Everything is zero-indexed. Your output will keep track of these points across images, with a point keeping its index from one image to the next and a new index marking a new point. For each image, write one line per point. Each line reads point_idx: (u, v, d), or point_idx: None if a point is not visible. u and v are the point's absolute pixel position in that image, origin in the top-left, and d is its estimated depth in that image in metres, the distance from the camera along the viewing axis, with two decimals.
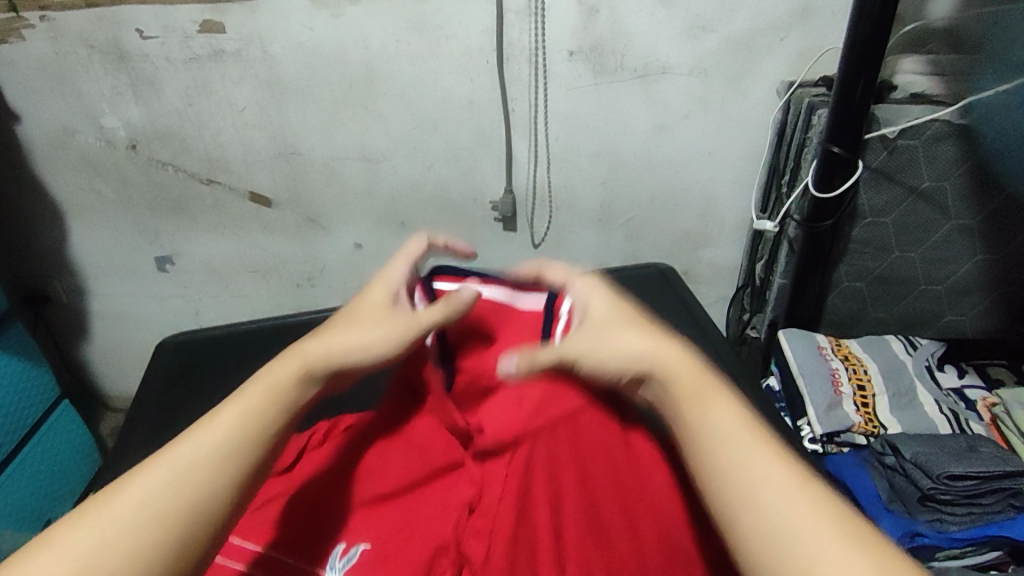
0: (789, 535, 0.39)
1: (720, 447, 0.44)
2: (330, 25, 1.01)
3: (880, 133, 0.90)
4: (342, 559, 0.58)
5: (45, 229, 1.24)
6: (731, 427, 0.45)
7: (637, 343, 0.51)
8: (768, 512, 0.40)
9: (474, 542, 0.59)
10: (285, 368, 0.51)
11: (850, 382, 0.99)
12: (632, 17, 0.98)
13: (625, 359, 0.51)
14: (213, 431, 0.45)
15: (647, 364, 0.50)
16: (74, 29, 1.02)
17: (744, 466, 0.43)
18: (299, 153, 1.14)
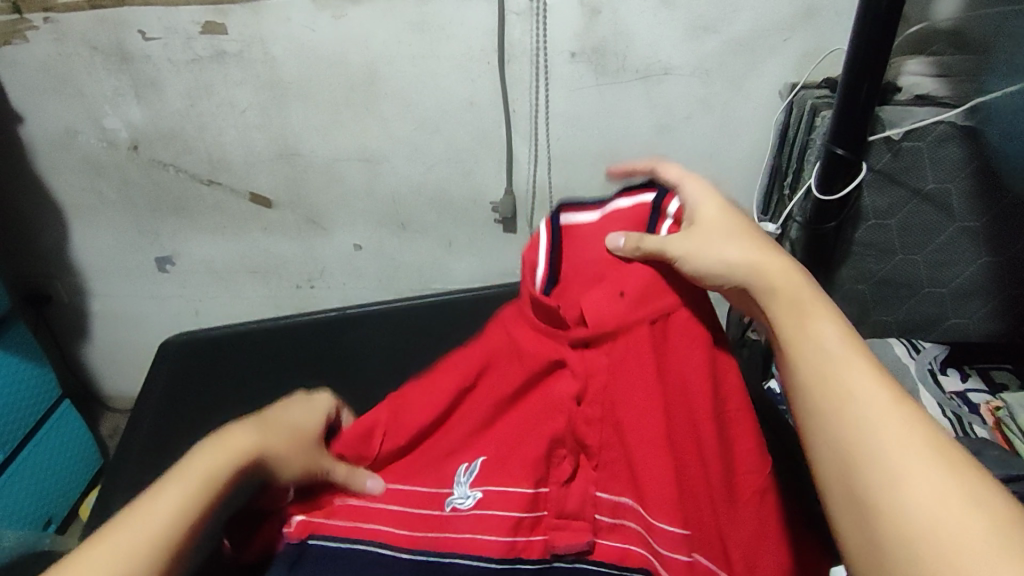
0: (870, 452, 0.43)
1: (822, 365, 0.48)
2: (331, 26, 1.01)
3: (885, 134, 0.90)
4: (466, 473, 0.62)
5: (47, 230, 1.24)
6: (835, 338, 0.49)
7: (742, 254, 0.55)
8: (859, 425, 0.45)
9: (589, 430, 0.60)
10: (221, 461, 0.56)
11: None
12: (634, 18, 0.98)
13: (734, 261, 0.55)
14: (156, 514, 0.51)
15: (747, 271, 0.55)
16: (77, 30, 1.02)
17: (841, 380, 0.47)
18: (300, 155, 1.14)
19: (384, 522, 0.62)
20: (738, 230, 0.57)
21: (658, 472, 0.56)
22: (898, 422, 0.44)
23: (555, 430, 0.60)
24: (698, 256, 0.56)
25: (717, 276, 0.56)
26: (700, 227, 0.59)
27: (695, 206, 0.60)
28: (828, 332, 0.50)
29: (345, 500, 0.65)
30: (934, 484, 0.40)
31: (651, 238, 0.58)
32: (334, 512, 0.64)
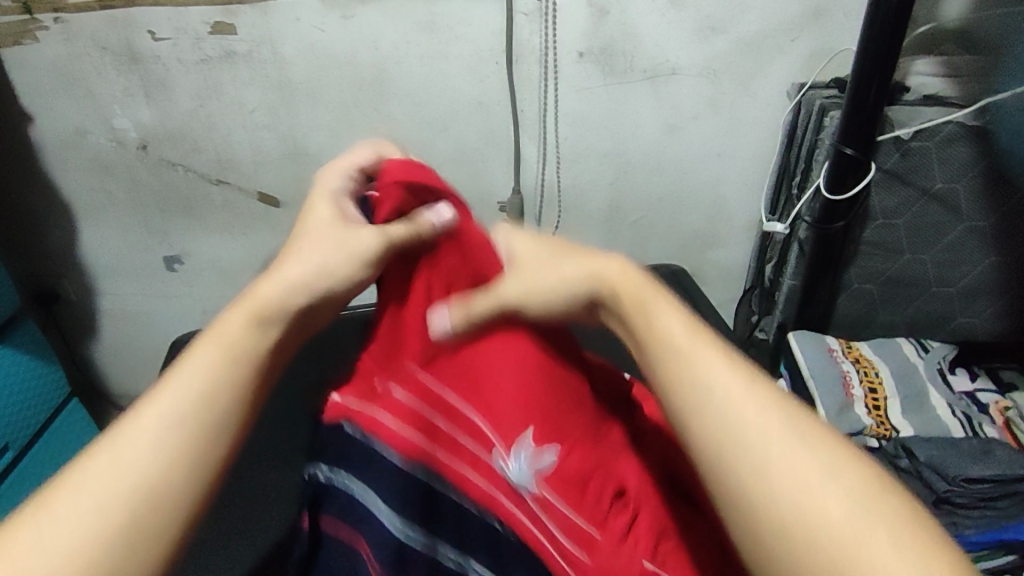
0: (743, 450, 0.34)
1: (671, 356, 0.39)
2: (340, 27, 1.01)
3: (894, 134, 0.90)
4: (530, 459, 0.48)
5: (56, 229, 1.25)
6: (684, 332, 0.40)
7: (576, 267, 0.47)
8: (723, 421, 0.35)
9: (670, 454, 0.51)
10: (243, 321, 0.45)
11: (862, 385, 0.98)
12: (642, 18, 0.98)
13: (560, 269, 0.48)
14: (181, 390, 0.41)
15: (578, 270, 0.47)
16: (87, 30, 1.03)
17: (699, 370, 0.37)
18: (309, 154, 1.15)
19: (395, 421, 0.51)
20: (556, 249, 0.51)
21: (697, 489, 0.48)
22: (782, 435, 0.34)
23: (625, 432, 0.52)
24: (526, 277, 0.49)
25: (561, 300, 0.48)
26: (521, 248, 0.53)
27: (511, 247, 0.54)
28: (672, 328, 0.40)
29: (387, 385, 0.53)
30: (800, 468, 0.33)
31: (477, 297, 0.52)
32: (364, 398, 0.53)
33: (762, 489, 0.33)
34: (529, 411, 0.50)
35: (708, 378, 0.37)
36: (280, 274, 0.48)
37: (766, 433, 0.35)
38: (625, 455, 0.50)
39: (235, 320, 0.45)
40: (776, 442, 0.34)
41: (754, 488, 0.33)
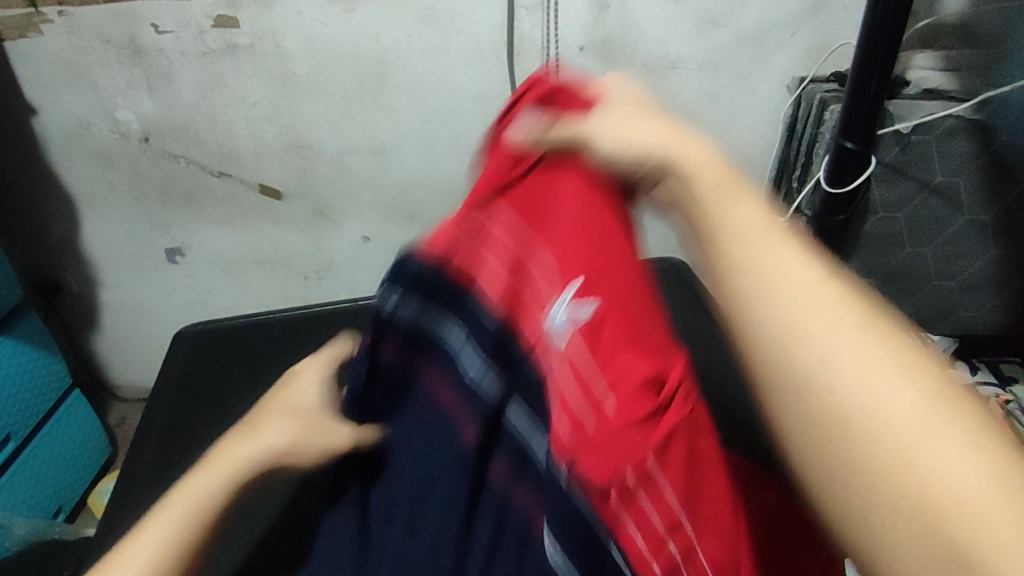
0: (805, 353, 0.28)
1: (723, 242, 0.34)
2: (342, 20, 1.02)
3: (893, 128, 0.90)
4: (566, 313, 0.42)
5: (58, 221, 1.25)
6: (756, 225, 0.33)
7: (659, 136, 0.40)
8: (783, 303, 0.30)
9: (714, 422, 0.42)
10: (218, 479, 0.54)
11: None
12: (643, 12, 0.98)
13: (650, 138, 0.40)
14: (158, 537, 0.50)
15: (664, 153, 0.39)
16: (90, 23, 1.04)
17: (758, 259, 0.32)
18: (310, 146, 1.15)
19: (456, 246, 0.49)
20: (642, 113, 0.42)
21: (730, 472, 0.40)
22: (862, 332, 0.28)
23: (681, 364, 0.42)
24: (616, 133, 0.41)
25: (637, 151, 0.40)
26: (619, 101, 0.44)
27: (614, 89, 0.45)
28: (754, 211, 0.34)
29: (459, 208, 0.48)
30: (856, 356, 0.28)
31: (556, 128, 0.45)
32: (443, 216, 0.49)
33: (819, 394, 0.28)
34: (597, 271, 0.41)
35: (759, 259, 0.32)
36: (257, 440, 0.56)
37: (834, 344, 0.28)
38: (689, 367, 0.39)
39: (210, 476, 0.54)
40: (837, 341, 0.28)
41: (812, 394, 0.28)
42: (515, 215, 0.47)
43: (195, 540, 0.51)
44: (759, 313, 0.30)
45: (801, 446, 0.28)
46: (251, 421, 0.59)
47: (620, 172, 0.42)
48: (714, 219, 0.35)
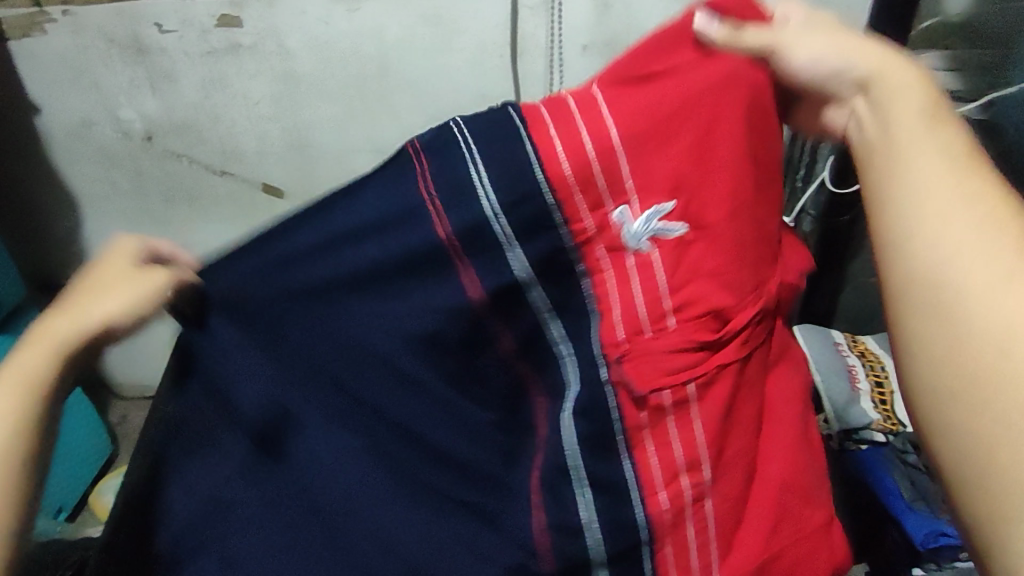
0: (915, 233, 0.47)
1: (882, 161, 0.51)
2: (345, 20, 1.02)
3: None
4: (657, 219, 0.60)
5: (61, 220, 1.25)
6: (939, 152, 0.49)
7: (901, 73, 0.52)
8: (906, 202, 0.48)
9: (750, 377, 0.66)
10: (46, 356, 0.51)
11: (868, 378, 0.94)
12: (646, 13, 0.98)
13: (848, 62, 0.54)
14: None
15: (860, 68, 0.53)
16: (94, 22, 1.04)
17: (905, 168, 0.49)
18: (313, 146, 1.15)
19: (565, 128, 0.58)
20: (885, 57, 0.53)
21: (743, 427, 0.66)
22: (991, 216, 0.46)
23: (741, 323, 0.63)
24: (816, 48, 0.55)
25: (835, 64, 0.54)
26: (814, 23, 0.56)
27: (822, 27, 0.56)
28: (945, 136, 0.50)
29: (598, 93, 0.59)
30: (954, 254, 0.45)
31: (752, 33, 0.57)
32: (587, 97, 0.58)
33: (913, 264, 0.47)
34: (684, 193, 0.60)
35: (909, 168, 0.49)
36: (84, 315, 0.53)
37: (940, 237, 0.46)
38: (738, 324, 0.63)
39: (31, 355, 0.51)
40: (947, 234, 0.46)
41: (905, 261, 0.48)
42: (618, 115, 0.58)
43: (31, 412, 0.49)
44: (911, 230, 0.48)
45: (896, 295, 0.48)
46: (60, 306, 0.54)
47: (809, 76, 0.56)
48: (893, 131, 0.51)
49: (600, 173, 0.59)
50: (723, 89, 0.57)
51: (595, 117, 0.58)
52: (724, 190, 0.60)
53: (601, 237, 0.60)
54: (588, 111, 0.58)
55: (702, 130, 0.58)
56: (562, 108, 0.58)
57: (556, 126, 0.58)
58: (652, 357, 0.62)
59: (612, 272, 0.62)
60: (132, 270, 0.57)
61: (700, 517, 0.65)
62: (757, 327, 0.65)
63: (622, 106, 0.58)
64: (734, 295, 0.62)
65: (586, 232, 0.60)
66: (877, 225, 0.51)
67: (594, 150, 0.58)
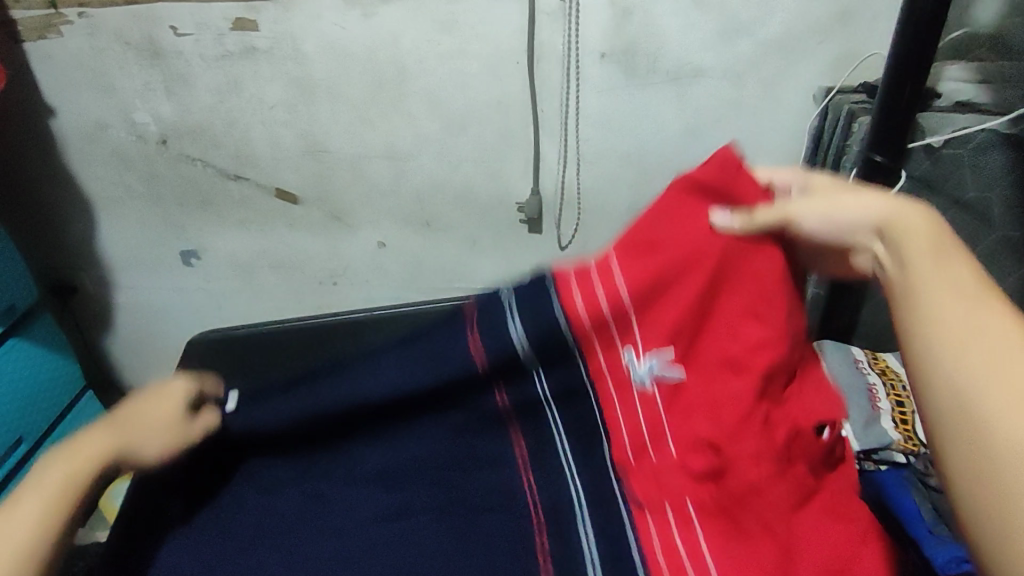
0: (973, 392, 0.39)
1: (913, 318, 0.44)
2: (361, 24, 1.01)
3: (924, 142, 0.91)
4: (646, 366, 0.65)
5: (75, 222, 1.25)
6: (964, 289, 0.43)
7: (876, 208, 0.50)
8: (937, 355, 0.41)
9: (765, 512, 0.62)
10: (71, 474, 0.55)
11: (889, 398, 0.95)
12: (666, 20, 0.97)
13: (861, 215, 0.51)
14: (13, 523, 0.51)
15: (881, 212, 0.50)
16: (110, 25, 1.04)
17: (931, 304, 0.43)
18: (328, 151, 1.14)
19: (580, 290, 0.65)
20: (899, 206, 0.49)
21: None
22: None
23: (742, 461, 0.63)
24: (820, 216, 0.53)
25: (841, 216, 0.52)
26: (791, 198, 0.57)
27: (839, 195, 0.53)
28: (961, 273, 0.44)
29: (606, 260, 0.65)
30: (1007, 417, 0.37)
31: (761, 211, 0.57)
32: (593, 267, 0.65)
33: (977, 429, 0.38)
34: (680, 342, 0.64)
35: (936, 310, 0.42)
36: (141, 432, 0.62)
37: (976, 381, 0.39)
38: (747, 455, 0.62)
39: (89, 461, 0.56)
40: (986, 381, 0.39)
41: (962, 425, 0.39)
42: (621, 277, 0.63)
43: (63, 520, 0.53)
44: (949, 375, 0.40)
45: (955, 467, 0.39)
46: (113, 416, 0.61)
47: (826, 236, 0.54)
48: (913, 271, 0.45)
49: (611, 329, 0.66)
50: (744, 249, 0.59)
51: (610, 276, 0.64)
52: (717, 337, 0.63)
53: (613, 376, 0.69)
54: (605, 275, 0.64)
55: (693, 290, 0.61)
56: (585, 271, 0.66)
57: (580, 285, 0.65)
58: (649, 477, 0.68)
59: (619, 403, 0.70)
60: (179, 412, 0.65)
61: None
62: (766, 459, 0.62)
63: (624, 262, 0.64)
64: (728, 438, 0.63)
65: (602, 372, 0.69)
66: (916, 381, 0.43)
67: (608, 304, 0.64)
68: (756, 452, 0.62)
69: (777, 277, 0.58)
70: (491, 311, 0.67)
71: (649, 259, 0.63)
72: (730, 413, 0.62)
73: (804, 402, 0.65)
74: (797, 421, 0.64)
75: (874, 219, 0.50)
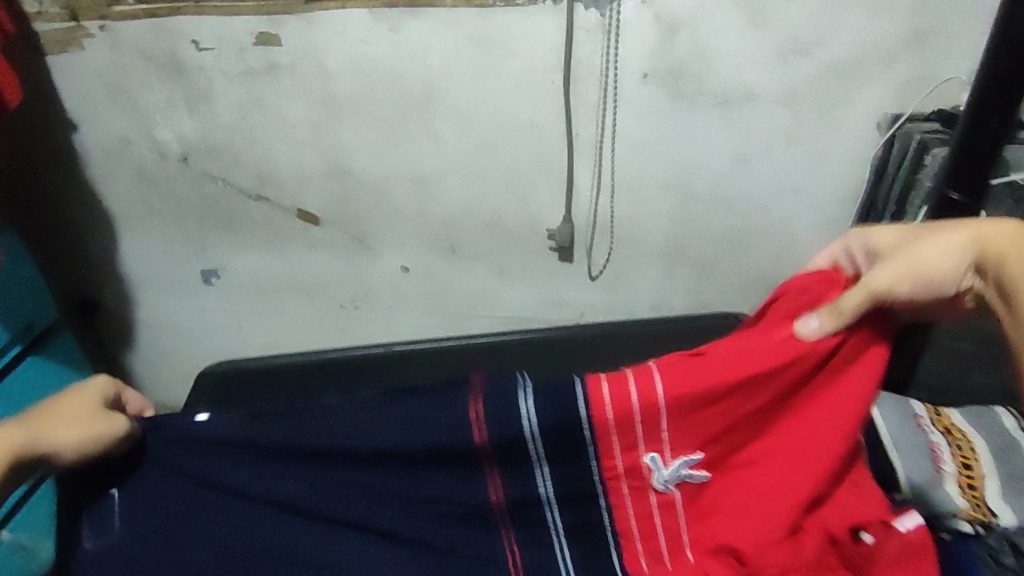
0: None
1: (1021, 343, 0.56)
2: (388, 40, 0.95)
3: (1007, 179, 0.82)
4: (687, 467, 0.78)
5: (97, 239, 1.23)
6: None
7: (946, 259, 0.62)
8: None
9: None
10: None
11: (954, 459, 0.88)
12: (716, 39, 0.90)
13: (946, 257, 0.62)
14: None
15: (953, 263, 0.62)
16: (132, 39, 1.00)
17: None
18: (351, 173, 1.10)
19: (622, 389, 0.75)
20: (969, 239, 0.61)
21: None
22: None
23: (772, 546, 0.77)
24: (903, 278, 0.64)
25: (925, 270, 0.63)
26: (896, 255, 0.66)
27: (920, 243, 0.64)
28: None
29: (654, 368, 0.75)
30: None
31: (858, 288, 0.67)
32: (643, 372, 0.75)
33: None
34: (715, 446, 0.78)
35: None
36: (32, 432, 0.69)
37: None
38: (773, 546, 0.77)
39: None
40: None
41: None
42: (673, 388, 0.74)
43: None
44: None
45: None
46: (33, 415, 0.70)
47: (926, 295, 0.64)
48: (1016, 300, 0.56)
49: (638, 430, 0.76)
50: (803, 348, 0.72)
51: (648, 388, 0.74)
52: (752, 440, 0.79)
53: (628, 477, 0.79)
54: (643, 379, 0.75)
55: (733, 405, 0.75)
56: (617, 375, 0.75)
57: (609, 386, 0.75)
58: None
59: (630, 504, 0.80)
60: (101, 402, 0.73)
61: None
62: (796, 573, 0.77)
63: (671, 371, 0.74)
64: (753, 543, 0.78)
65: (615, 473, 0.78)
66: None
67: (639, 403, 0.74)
68: (783, 564, 0.77)
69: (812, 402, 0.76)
70: (502, 401, 0.75)
71: (702, 379, 0.74)
72: (771, 496, 0.78)
73: (847, 506, 0.80)
74: (832, 527, 0.78)
75: (964, 260, 0.61)
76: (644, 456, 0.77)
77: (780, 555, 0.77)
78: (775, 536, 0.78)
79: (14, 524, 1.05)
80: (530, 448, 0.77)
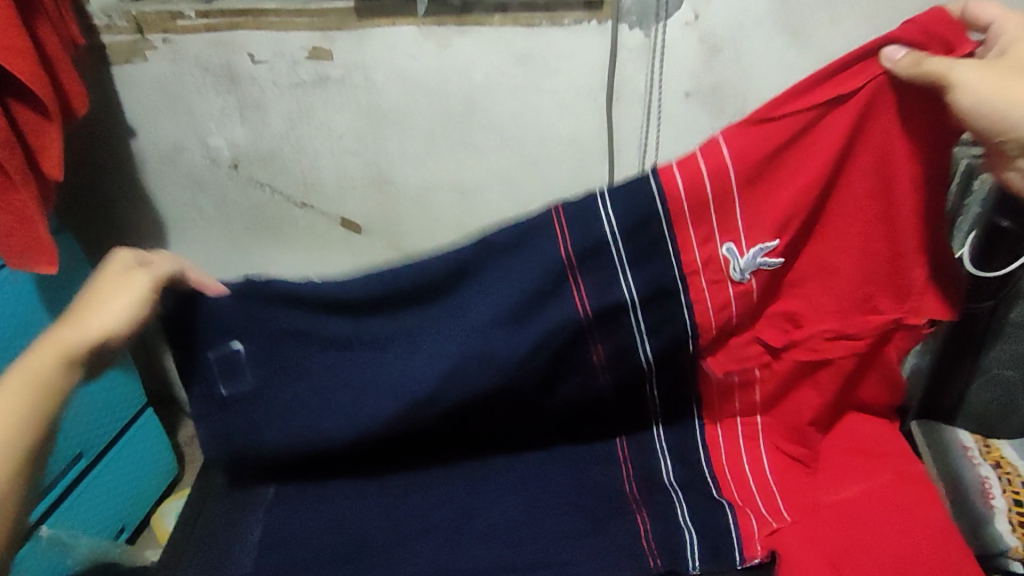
0: None
1: None
2: (435, 56, 0.98)
3: None
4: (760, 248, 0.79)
5: (146, 241, 1.28)
6: None
7: None
8: None
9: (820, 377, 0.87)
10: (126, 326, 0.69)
11: (1005, 495, 0.86)
12: (758, 58, 0.91)
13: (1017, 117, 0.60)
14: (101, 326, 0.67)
15: None
16: (191, 51, 1.05)
17: None
18: (393, 181, 1.13)
19: (690, 164, 0.77)
20: None
21: (778, 442, 0.91)
22: None
23: (824, 325, 0.83)
24: (981, 93, 0.61)
25: (995, 113, 0.60)
26: (1004, 63, 0.62)
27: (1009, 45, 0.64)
28: None
29: (719, 138, 0.76)
30: None
31: (933, 61, 0.64)
32: (710, 147, 0.76)
33: None
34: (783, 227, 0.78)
35: None
36: (84, 327, 0.65)
37: None
38: (831, 321, 0.83)
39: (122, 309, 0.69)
40: None
41: None
42: (740, 154, 0.75)
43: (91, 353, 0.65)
44: None
45: None
46: (73, 313, 0.67)
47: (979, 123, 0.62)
48: None
49: (715, 208, 0.78)
50: (858, 102, 0.71)
51: (716, 155, 0.76)
52: (835, 217, 0.78)
53: (708, 270, 0.81)
54: (710, 154, 0.76)
55: (808, 183, 0.75)
56: (689, 157, 0.77)
57: (678, 167, 0.77)
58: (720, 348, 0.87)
59: (709, 297, 0.82)
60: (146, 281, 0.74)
61: (757, 470, 0.90)
62: (848, 342, 0.84)
63: (737, 150, 0.75)
64: (813, 309, 0.83)
65: (695, 268, 0.81)
66: None
67: (710, 177, 0.76)
68: (837, 329, 0.83)
69: (912, 184, 0.74)
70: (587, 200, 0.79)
71: (771, 150, 0.75)
72: (835, 276, 0.81)
73: (928, 305, 0.80)
74: (887, 305, 0.81)
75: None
76: (722, 246, 0.80)
77: (839, 321, 0.83)
78: (832, 319, 0.83)
79: (53, 519, 1.09)
80: (610, 252, 0.81)
